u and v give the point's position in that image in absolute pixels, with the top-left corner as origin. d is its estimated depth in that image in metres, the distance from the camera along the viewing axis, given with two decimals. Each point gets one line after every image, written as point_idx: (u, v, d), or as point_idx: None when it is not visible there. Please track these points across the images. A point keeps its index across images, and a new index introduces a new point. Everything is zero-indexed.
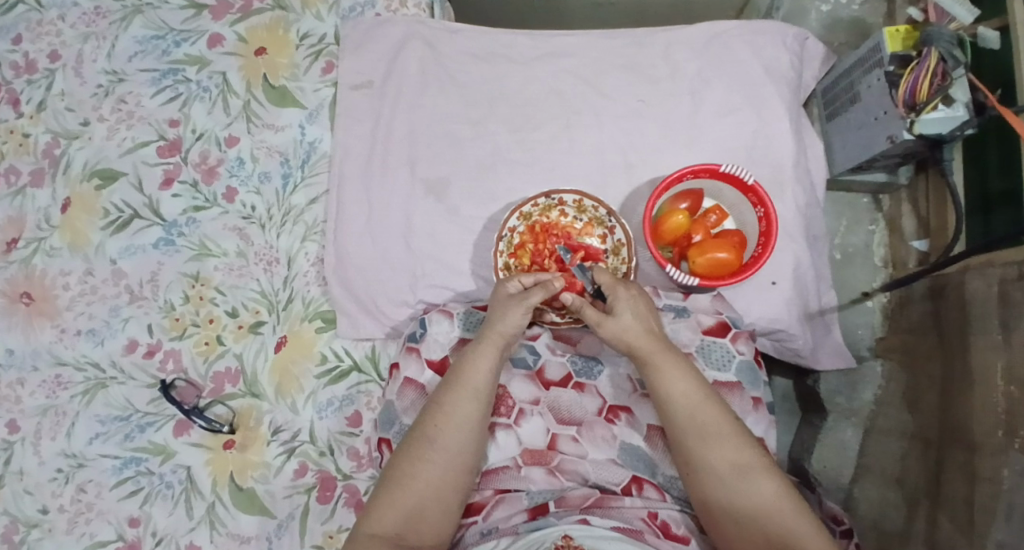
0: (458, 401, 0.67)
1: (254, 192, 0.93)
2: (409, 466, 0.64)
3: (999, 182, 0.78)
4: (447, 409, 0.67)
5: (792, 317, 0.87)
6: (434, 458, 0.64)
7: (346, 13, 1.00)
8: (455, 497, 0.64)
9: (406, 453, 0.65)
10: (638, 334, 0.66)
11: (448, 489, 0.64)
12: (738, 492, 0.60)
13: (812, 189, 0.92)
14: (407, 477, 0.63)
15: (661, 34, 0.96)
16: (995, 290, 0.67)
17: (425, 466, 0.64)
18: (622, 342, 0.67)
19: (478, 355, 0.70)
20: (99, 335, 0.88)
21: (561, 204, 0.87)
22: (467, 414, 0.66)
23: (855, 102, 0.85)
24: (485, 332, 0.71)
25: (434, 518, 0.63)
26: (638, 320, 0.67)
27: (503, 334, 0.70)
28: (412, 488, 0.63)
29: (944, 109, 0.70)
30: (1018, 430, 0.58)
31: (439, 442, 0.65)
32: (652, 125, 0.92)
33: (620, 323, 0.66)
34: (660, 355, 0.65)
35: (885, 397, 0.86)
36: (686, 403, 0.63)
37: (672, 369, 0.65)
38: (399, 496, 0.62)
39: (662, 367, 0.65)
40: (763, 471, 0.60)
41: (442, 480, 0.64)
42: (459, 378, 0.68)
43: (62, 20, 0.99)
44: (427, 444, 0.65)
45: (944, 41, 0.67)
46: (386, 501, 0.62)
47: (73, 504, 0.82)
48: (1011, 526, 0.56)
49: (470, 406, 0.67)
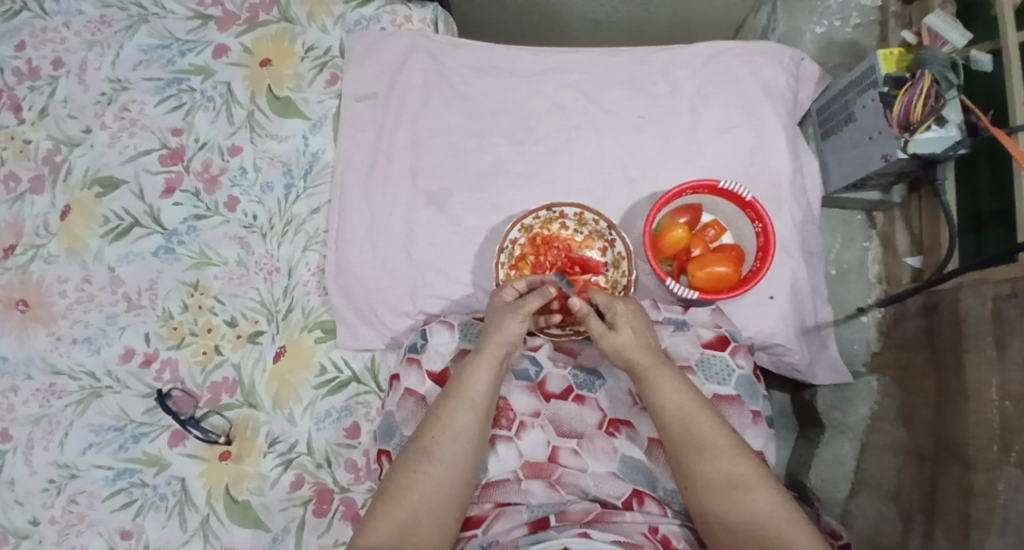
0: (454, 412, 0.67)
1: (256, 201, 0.93)
2: (404, 477, 0.64)
3: (991, 203, 0.80)
4: (444, 419, 0.67)
5: (789, 331, 0.88)
6: (428, 469, 0.64)
7: (351, 27, 1.01)
8: (451, 509, 0.64)
9: (401, 465, 0.65)
10: (635, 351, 0.67)
11: (443, 500, 0.63)
12: (738, 502, 0.60)
13: (808, 206, 0.94)
14: (402, 488, 0.63)
15: (661, 52, 0.97)
16: (988, 307, 0.68)
17: (420, 477, 0.64)
18: (618, 359, 0.68)
19: (476, 365, 0.70)
20: (95, 343, 0.87)
21: (561, 217, 0.88)
22: (463, 425, 0.67)
23: (850, 121, 0.87)
24: (480, 346, 0.71)
25: (429, 530, 0.62)
26: (636, 335, 0.68)
27: (502, 343, 0.71)
28: (406, 499, 0.62)
29: (937, 129, 0.72)
30: (1014, 444, 0.60)
31: (434, 453, 0.65)
32: (652, 139, 0.94)
33: (613, 336, 0.68)
34: (656, 368, 0.67)
35: (881, 412, 0.87)
36: (681, 416, 0.64)
37: (667, 383, 0.66)
38: (393, 509, 0.62)
39: (656, 381, 0.66)
40: (759, 480, 0.60)
41: (437, 491, 0.63)
42: (456, 389, 0.69)
43: (66, 28, 1.00)
44: (422, 456, 0.65)
45: (937, 63, 0.70)
46: (380, 513, 0.62)
47: (63, 515, 0.81)
48: (1006, 539, 0.57)
49: (466, 416, 0.67)
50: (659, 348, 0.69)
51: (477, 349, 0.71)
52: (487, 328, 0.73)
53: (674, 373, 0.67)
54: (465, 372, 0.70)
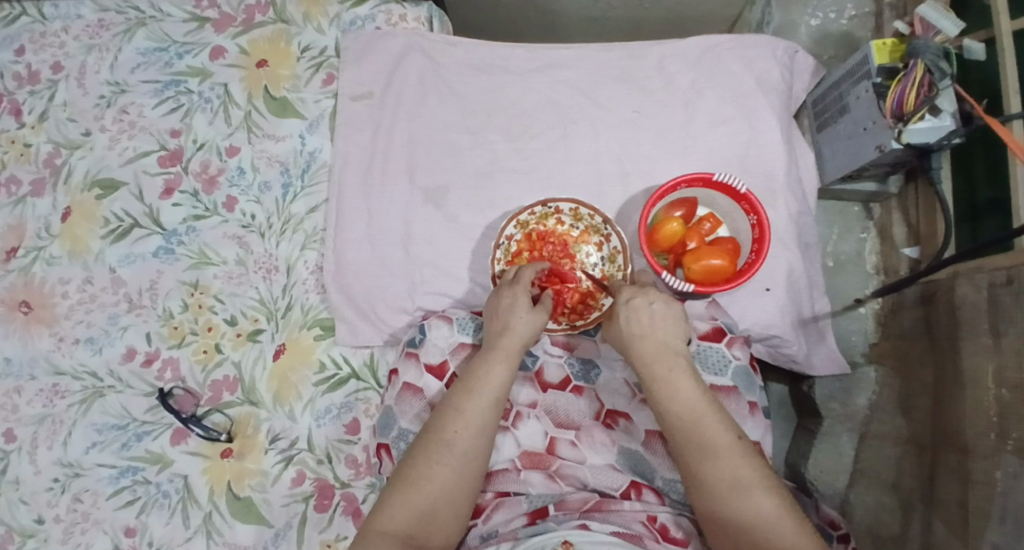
0: (475, 405, 0.67)
1: (254, 201, 0.94)
2: (425, 467, 0.63)
3: (987, 192, 0.79)
4: (464, 411, 0.67)
5: (785, 323, 0.88)
6: (449, 461, 0.64)
7: (346, 26, 1.02)
8: (465, 500, 0.64)
9: (420, 454, 0.65)
10: (660, 347, 0.68)
11: (460, 492, 0.64)
12: (744, 505, 0.58)
13: (803, 198, 0.94)
14: (421, 477, 0.63)
15: (655, 47, 0.98)
16: (984, 296, 0.68)
17: (440, 467, 0.63)
18: (641, 350, 0.69)
19: (494, 357, 0.71)
20: (97, 344, 0.88)
21: (557, 212, 0.89)
22: (486, 420, 0.67)
23: (844, 112, 0.87)
24: (502, 340, 0.72)
25: (444, 519, 0.62)
26: (662, 332, 0.69)
27: (519, 334, 0.72)
28: (425, 488, 0.62)
29: (930, 119, 0.72)
30: (1010, 432, 0.60)
31: (456, 445, 0.65)
32: (647, 133, 0.94)
33: (627, 328, 0.70)
34: (677, 366, 0.67)
35: (879, 403, 0.87)
36: (698, 413, 0.63)
37: (687, 381, 0.66)
38: (413, 497, 0.62)
39: (676, 376, 0.66)
40: (767, 487, 0.59)
41: (456, 483, 0.63)
42: (477, 383, 0.69)
43: (65, 32, 1.01)
44: (443, 447, 0.64)
45: (930, 52, 0.70)
46: (399, 499, 0.61)
47: (69, 513, 0.82)
48: (1005, 528, 0.57)
49: (486, 411, 0.67)
50: (678, 344, 0.69)
51: (502, 344, 0.72)
52: (501, 322, 0.74)
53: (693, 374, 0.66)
54: (483, 364, 0.71)
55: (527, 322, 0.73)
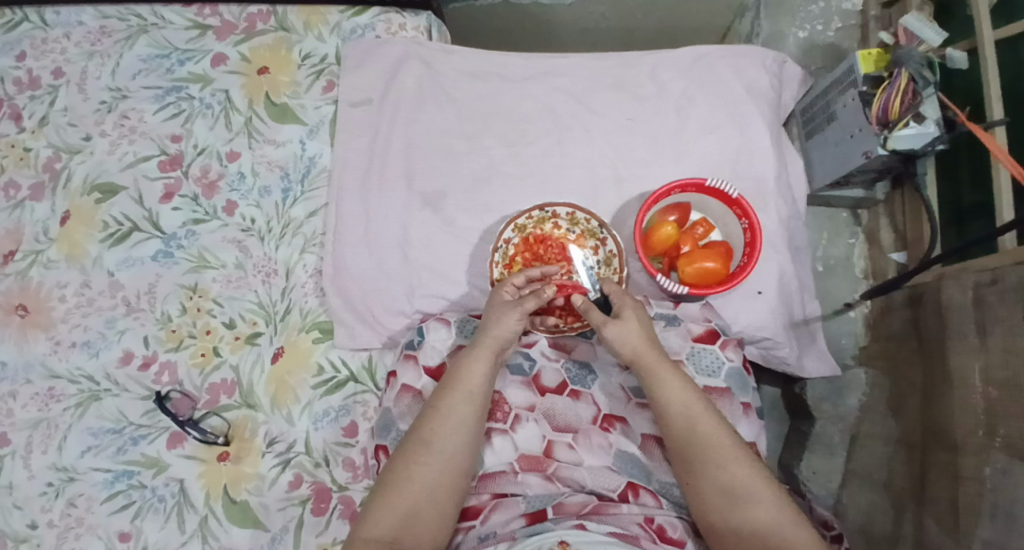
0: (453, 405, 0.68)
1: (254, 205, 0.95)
2: (406, 469, 0.64)
3: (972, 196, 0.82)
4: (442, 412, 0.68)
5: (777, 325, 0.90)
6: (429, 461, 0.65)
7: (346, 34, 1.03)
8: (450, 499, 0.65)
9: (401, 456, 0.66)
10: (643, 347, 0.68)
11: (445, 492, 0.65)
12: (739, 506, 0.60)
13: (793, 203, 0.96)
14: (403, 480, 0.64)
15: (648, 56, 1.00)
16: (970, 296, 0.70)
17: (421, 468, 0.64)
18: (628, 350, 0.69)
19: (469, 357, 0.72)
20: (94, 347, 0.88)
21: (554, 217, 0.91)
22: (464, 418, 0.68)
23: (832, 120, 0.90)
24: (478, 340, 0.73)
25: (429, 520, 0.63)
26: (641, 331, 0.70)
27: (492, 333, 0.73)
28: (407, 489, 0.63)
29: (915, 126, 0.75)
30: (999, 429, 0.61)
31: (435, 445, 0.66)
32: (641, 140, 0.96)
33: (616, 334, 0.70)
34: (662, 366, 0.67)
35: (870, 404, 0.89)
36: (686, 414, 0.64)
37: (673, 381, 0.66)
38: (395, 500, 0.63)
39: (663, 377, 0.66)
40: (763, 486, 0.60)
41: (437, 482, 0.64)
42: (455, 383, 0.70)
43: (66, 38, 1.02)
44: (422, 447, 0.66)
45: (914, 61, 0.73)
46: (382, 503, 0.63)
47: (62, 518, 0.81)
48: (995, 523, 0.59)
49: (465, 410, 0.68)
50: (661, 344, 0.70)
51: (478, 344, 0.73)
52: (483, 323, 0.75)
53: (677, 372, 0.67)
54: (459, 364, 0.72)
55: (497, 321, 0.74)
